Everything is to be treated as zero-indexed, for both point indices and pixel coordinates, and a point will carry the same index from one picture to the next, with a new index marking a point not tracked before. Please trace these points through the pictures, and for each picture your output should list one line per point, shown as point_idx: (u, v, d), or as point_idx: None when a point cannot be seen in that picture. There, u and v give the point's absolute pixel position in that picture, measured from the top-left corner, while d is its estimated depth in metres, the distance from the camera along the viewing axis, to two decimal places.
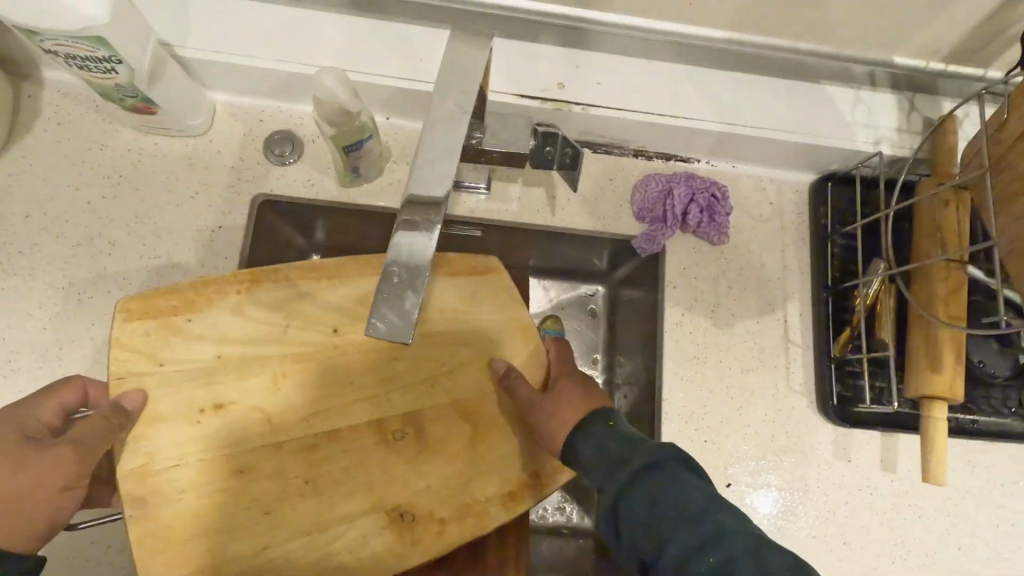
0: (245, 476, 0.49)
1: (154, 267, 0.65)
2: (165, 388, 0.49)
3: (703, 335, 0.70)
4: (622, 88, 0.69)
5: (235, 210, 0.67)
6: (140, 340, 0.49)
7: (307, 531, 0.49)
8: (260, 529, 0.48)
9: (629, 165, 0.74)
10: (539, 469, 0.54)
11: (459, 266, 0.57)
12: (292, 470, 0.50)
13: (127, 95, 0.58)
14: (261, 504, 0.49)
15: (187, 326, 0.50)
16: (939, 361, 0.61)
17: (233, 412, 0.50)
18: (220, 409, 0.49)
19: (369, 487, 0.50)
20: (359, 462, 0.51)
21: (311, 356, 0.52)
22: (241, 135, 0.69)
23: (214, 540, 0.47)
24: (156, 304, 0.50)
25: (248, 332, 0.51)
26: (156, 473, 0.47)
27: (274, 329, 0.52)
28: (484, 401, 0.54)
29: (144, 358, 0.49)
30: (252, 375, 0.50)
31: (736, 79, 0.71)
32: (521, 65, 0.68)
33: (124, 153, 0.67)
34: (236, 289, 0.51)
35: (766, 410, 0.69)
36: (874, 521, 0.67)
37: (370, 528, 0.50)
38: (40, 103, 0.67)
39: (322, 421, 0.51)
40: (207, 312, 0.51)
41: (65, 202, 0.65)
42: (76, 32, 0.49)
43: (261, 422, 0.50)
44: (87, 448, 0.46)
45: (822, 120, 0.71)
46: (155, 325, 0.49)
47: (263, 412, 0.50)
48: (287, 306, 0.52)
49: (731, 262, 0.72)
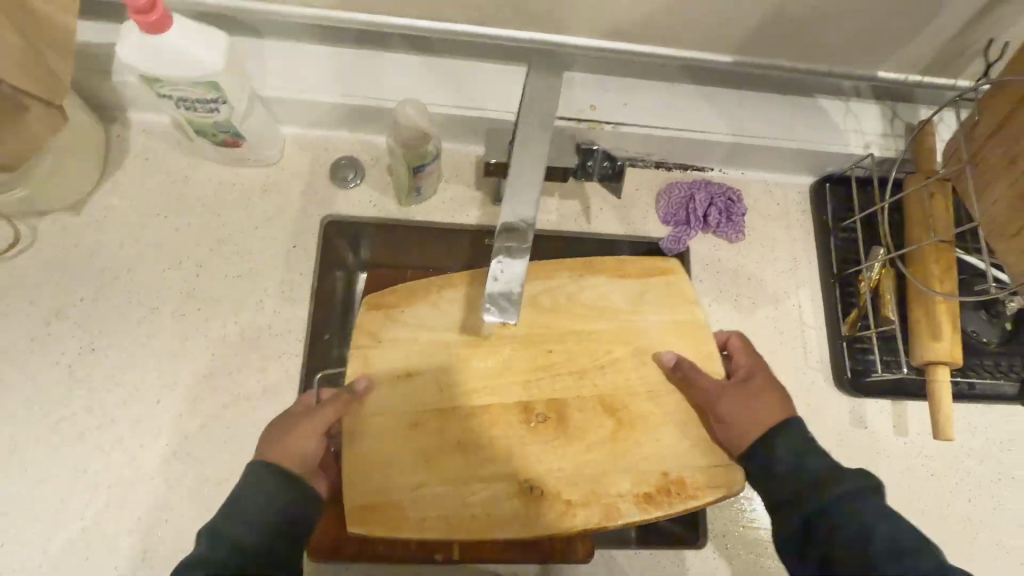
0: (414, 427, 0.59)
1: (239, 284, 0.72)
2: (379, 357, 0.61)
3: (729, 322, 0.79)
4: (645, 108, 0.78)
5: (307, 231, 0.75)
6: (367, 319, 0.62)
7: (456, 482, 0.57)
8: (415, 471, 0.57)
9: (652, 176, 0.83)
10: (692, 468, 0.58)
11: (631, 269, 0.64)
12: (452, 431, 0.59)
13: (221, 131, 0.66)
14: (422, 451, 0.58)
15: (401, 313, 0.62)
16: (939, 330, 0.70)
17: (417, 377, 0.60)
18: (409, 375, 0.60)
19: (514, 458, 0.58)
20: (507, 434, 0.59)
21: (496, 346, 0.61)
22: (308, 163, 0.77)
23: (377, 476, 0.57)
24: (383, 297, 0.63)
25: (449, 321, 0.62)
26: (358, 415, 0.59)
27: (469, 320, 0.62)
28: (641, 398, 0.60)
29: (366, 335, 0.62)
30: (438, 357, 0.61)
31: (742, 96, 0.81)
32: (557, 92, 0.77)
33: (205, 183, 0.74)
34: (452, 285, 0.63)
35: (789, 386, 0.77)
36: (892, 480, 0.75)
37: (508, 490, 0.57)
38: (128, 142, 0.74)
39: (488, 394, 0.60)
40: (414, 304, 0.63)
41: (155, 229, 0.72)
42: (195, 79, 0.57)
43: (434, 391, 0.60)
44: (339, 410, 0.58)
45: (820, 128, 0.81)
46: (378, 310, 0.62)
47: (437, 380, 0.60)
48: (481, 300, 0.62)
49: (748, 257, 0.82)
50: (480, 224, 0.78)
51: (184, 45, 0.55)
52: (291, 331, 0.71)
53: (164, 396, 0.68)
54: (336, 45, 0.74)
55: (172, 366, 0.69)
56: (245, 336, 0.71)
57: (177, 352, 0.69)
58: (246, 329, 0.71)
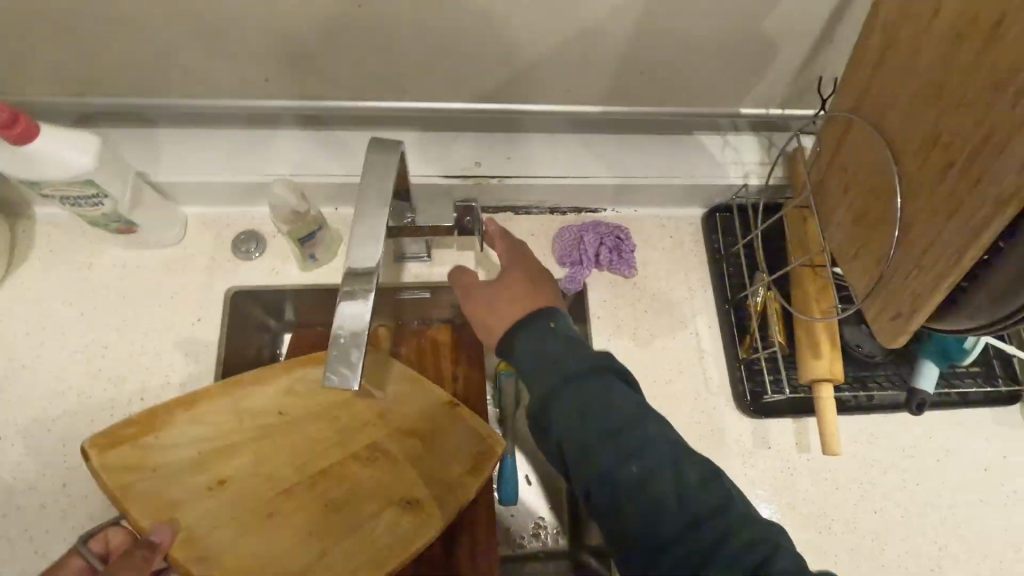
0: (266, 516, 0.62)
1: (144, 362, 0.74)
2: (169, 482, 0.61)
3: (628, 355, 0.81)
4: (529, 160, 0.82)
5: (210, 304, 0.77)
6: (120, 461, 0.60)
7: (349, 541, 0.62)
8: (306, 548, 0.61)
9: (546, 221, 0.86)
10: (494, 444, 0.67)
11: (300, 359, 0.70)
12: (299, 509, 0.63)
13: (113, 221, 0.70)
14: (298, 535, 0.62)
15: (154, 440, 0.62)
16: (818, 348, 0.73)
17: (229, 483, 0.63)
18: (221, 483, 0.63)
19: (377, 494, 0.65)
20: (350, 484, 0.65)
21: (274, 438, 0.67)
22: (211, 239, 0.80)
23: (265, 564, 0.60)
24: (125, 434, 0.61)
25: (215, 427, 0.65)
26: (193, 535, 0.59)
27: (229, 420, 0.66)
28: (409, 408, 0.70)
29: (137, 466, 0.61)
30: (237, 454, 0.65)
31: (622, 140, 0.85)
32: (443, 152, 0.81)
33: (110, 267, 0.77)
34: (177, 411, 0.64)
35: (692, 412, 0.79)
36: (798, 497, 0.77)
37: (390, 520, 0.63)
38: (34, 235, 0.77)
39: (306, 465, 0.66)
40: (165, 430, 0.63)
41: (62, 316, 0.75)
42: (71, 179, 0.61)
43: (260, 482, 0.64)
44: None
45: (699, 163, 0.85)
46: (130, 448, 0.61)
47: (251, 473, 0.64)
48: (227, 398, 0.66)
49: (644, 290, 0.85)
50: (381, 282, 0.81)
51: (55, 151, 0.59)
52: None
53: (70, 479, 0.69)
54: (229, 128, 0.79)
55: (79, 448, 0.70)
56: None
57: (84, 435, 0.71)
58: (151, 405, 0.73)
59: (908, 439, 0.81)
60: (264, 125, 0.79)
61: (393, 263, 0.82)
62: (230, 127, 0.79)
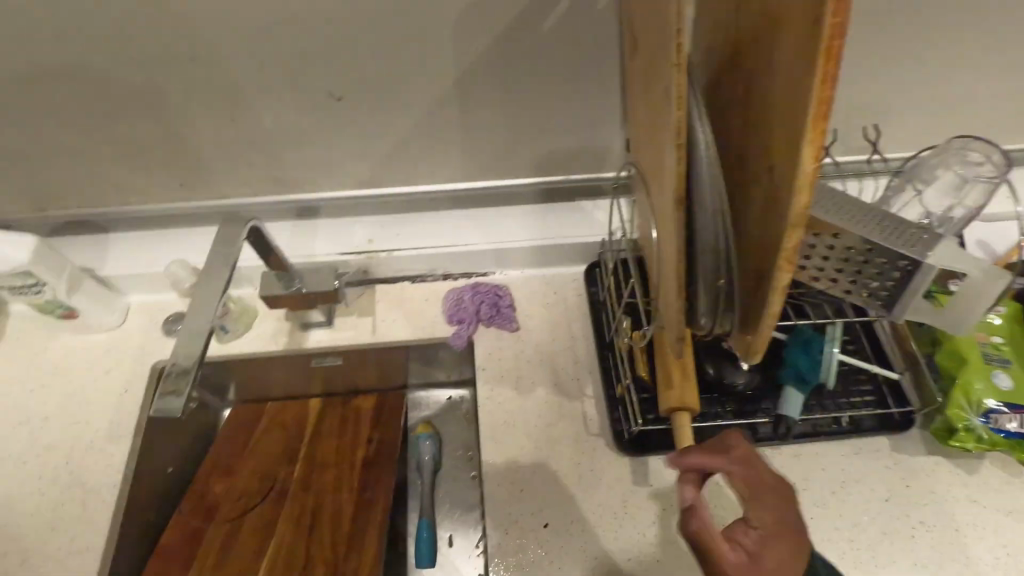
0: (781, 165, 0.45)
1: (75, 428, 0.85)
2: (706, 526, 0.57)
3: (511, 402, 0.86)
4: (416, 234, 0.95)
5: (138, 375, 0.89)
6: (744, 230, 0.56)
7: (778, 164, 0.46)
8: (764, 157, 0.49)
9: (439, 286, 0.96)
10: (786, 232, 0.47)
11: (810, 160, 0.41)
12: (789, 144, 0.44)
13: (56, 308, 0.85)
14: (778, 139, 0.45)
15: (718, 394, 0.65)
16: (669, 379, 0.76)
17: (778, 151, 0.46)
18: (774, 142, 0.46)
19: (782, 148, 0.45)
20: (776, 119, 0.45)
21: (791, 104, 0.42)
22: (146, 323, 0.93)
23: (778, 172, 0.46)
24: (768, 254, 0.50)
25: (773, 201, 0.48)
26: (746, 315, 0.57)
27: (782, 183, 0.45)
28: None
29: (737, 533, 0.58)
30: (795, 138, 0.42)
31: (501, 211, 0.97)
32: (339, 235, 0.95)
33: (60, 351, 0.91)
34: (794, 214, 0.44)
35: (571, 454, 0.82)
36: (680, 535, 0.76)
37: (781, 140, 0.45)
38: (5, 328, 0.93)
39: (782, 159, 0.45)
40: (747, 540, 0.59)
41: (16, 393, 0.87)
42: (9, 272, 0.75)
43: (792, 132, 0.43)
44: None
45: (571, 225, 0.95)
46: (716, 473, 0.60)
47: (780, 107, 0.44)
48: (782, 148, 0.45)
49: (527, 341, 0.91)
50: (288, 350, 0.91)
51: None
52: (111, 462, 0.82)
53: None
54: (169, 230, 0.95)
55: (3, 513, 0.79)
56: (71, 475, 0.81)
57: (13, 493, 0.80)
58: (71, 473, 0.81)
59: (799, 472, 0.79)
60: (195, 225, 0.96)
61: (299, 332, 0.92)
62: (169, 229, 0.96)
